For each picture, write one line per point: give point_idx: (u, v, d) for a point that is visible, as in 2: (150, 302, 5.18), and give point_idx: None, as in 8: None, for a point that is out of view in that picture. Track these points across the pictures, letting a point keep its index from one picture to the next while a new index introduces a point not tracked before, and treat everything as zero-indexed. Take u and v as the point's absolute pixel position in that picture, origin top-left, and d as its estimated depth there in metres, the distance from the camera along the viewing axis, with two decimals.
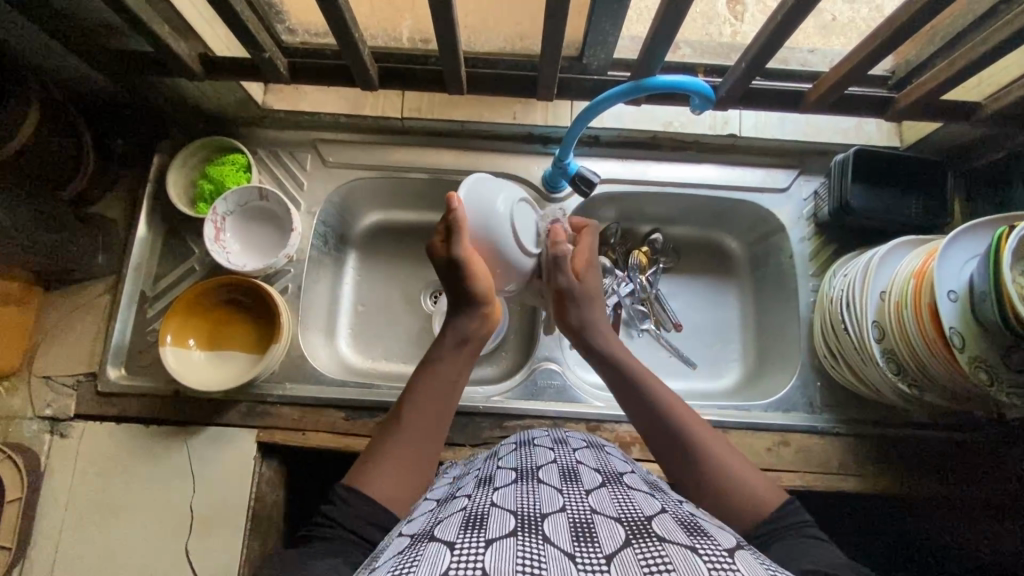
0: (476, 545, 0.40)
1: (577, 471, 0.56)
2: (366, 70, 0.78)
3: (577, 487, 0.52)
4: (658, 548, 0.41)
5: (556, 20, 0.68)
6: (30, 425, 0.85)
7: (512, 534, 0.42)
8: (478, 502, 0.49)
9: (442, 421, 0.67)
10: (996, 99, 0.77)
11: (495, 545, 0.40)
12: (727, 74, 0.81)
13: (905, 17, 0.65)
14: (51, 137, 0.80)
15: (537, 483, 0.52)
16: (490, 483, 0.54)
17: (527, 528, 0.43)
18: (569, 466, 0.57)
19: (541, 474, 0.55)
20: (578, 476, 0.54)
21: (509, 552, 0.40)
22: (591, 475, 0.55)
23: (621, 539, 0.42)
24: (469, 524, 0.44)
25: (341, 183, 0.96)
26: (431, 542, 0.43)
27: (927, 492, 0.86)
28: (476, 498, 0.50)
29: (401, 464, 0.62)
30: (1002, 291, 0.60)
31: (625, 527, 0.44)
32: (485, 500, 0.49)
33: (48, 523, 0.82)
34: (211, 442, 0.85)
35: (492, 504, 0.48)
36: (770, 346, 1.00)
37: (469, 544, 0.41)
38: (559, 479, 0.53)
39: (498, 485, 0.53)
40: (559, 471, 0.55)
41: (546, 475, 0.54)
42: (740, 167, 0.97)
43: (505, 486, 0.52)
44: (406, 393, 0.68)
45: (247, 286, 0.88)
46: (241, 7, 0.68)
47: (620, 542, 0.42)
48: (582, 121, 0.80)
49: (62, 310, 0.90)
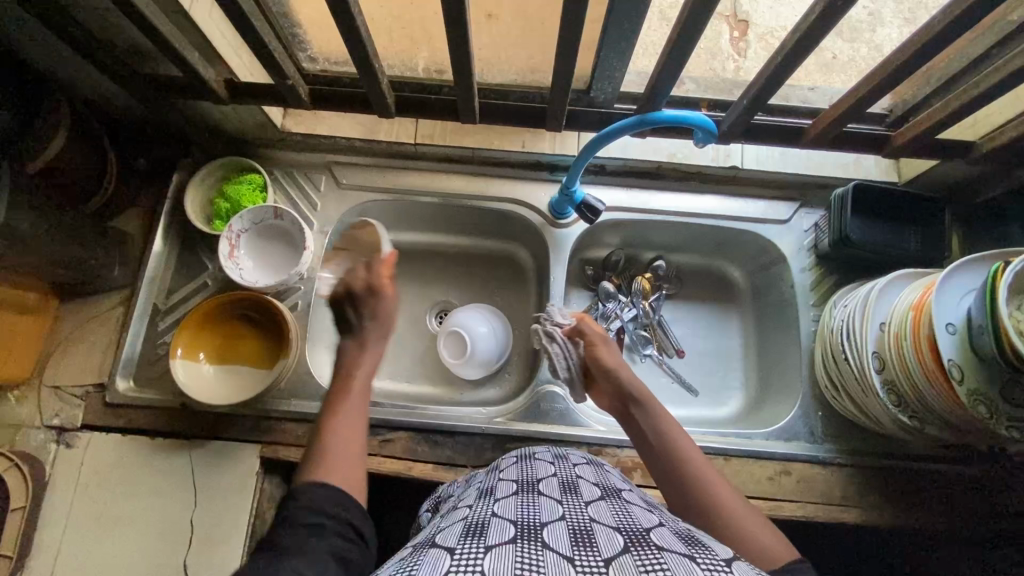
0: (476, 550, 0.41)
1: (576, 484, 0.57)
2: (383, 99, 0.82)
3: (577, 499, 0.53)
4: (656, 556, 0.41)
5: (568, 55, 0.71)
6: (37, 434, 0.86)
7: (512, 541, 0.43)
8: (479, 512, 0.50)
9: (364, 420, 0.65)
10: (990, 139, 0.80)
11: (495, 551, 0.41)
12: (730, 110, 0.84)
13: (900, 61, 0.68)
14: (79, 155, 0.83)
15: (538, 495, 0.53)
16: (491, 494, 0.55)
17: (527, 535, 0.44)
18: (568, 480, 0.58)
19: (542, 486, 0.55)
20: (577, 489, 0.55)
21: (509, 556, 0.40)
22: (590, 488, 0.56)
23: (620, 545, 0.43)
24: (470, 531, 0.45)
25: (354, 205, 0.99)
26: (432, 547, 0.44)
27: (929, 525, 0.85)
28: (477, 508, 0.51)
29: (351, 462, 0.60)
30: (998, 326, 0.61)
31: (623, 535, 0.45)
32: (486, 509, 0.50)
33: (49, 533, 0.82)
34: (215, 456, 0.86)
35: (493, 513, 0.49)
36: (771, 374, 1.01)
37: (470, 550, 0.41)
38: (559, 492, 0.54)
39: (498, 496, 0.54)
40: (559, 484, 0.56)
41: (546, 487, 0.55)
42: (742, 199, 0.99)
43: (506, 497, 0.53)
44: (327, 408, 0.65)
45: (258, 302, 0.90)
46: (269, 38, 0.72)
47: (618, 546, 0.43)
48: (591, 151, 0.83)
49: (76, 321, 0.92)
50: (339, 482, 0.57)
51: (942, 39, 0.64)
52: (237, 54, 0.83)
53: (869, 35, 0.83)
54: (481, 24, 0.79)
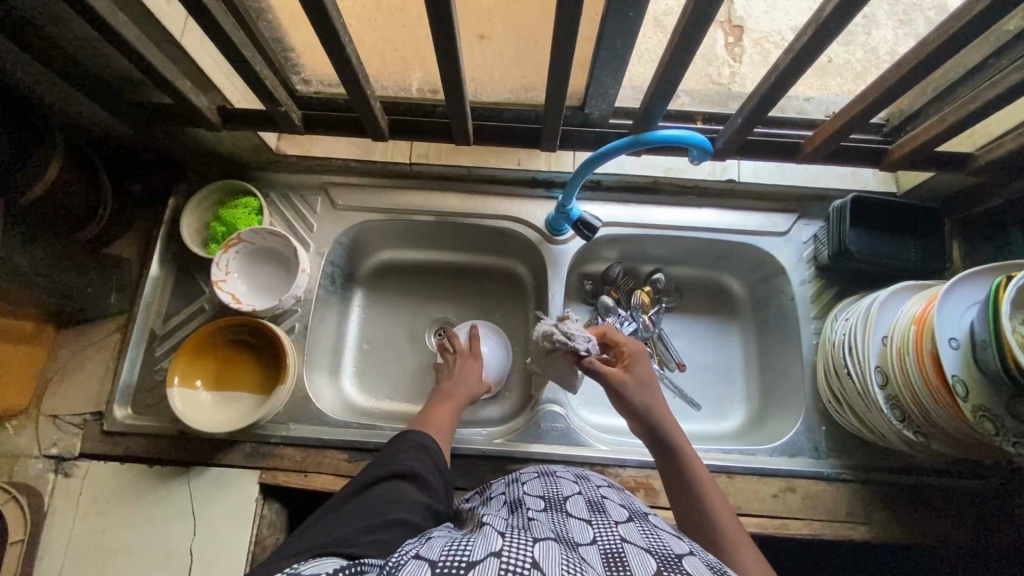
0: (523, 541, 0.43)
1: (604, 504, 0.56)
2: (377, 122, 0.82)
3: (606, 519, 0.52)
4: None
5: (560, 77, 0.71)
6: (35, 464, 0.86)
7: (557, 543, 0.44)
8: (517, 521, 0.51)
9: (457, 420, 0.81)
10: (988, 151, 0.79)
11: (542, 546, 0.43)
12: (725, 126, 0.84)
13: (896, 76, 0.67)
14: (72, 185, 0.83)
15: (567, 515, 0.53)
16: (521, 507, 0.55)
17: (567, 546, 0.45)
18: (595, 499, 0.57)
19: (570, 506, 0.55)
20: (606, 509, 0.55)
21: (554, 555, 0.42)
22: (618, 509, 0.56)
23: (654, 568, 0.43)
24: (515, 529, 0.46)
25: (350, 225, 0.99)
26: (483, 532, 0.46)
27: (939, 541, 0.84)
28: (513, 518, 0.52)
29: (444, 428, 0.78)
30: (1003, 341, 0.61)
31: (655, 558, 0.45)
32: (523, 520, 0.51)
33: (48, 565, 0.81)
34: (215, 483, 0.85)
35: (534, 522, 0.50)
36: (774, 387, 1.00)
37: (519, 538, 0.43)
38: (587, 512, 0.54)
39: (530, 509, 0.54)
40: (587, 504, 0.56)
41: (574, 506, 0.55)
42: (738, 211, 0.99)
43: (537, 512, 0.53)
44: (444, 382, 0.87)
45: (255, 328, 0.89)
46: (261, 66, 0.72)
47: (652, 569, 0.43)
48: (587, 169, 0.83)
49: (73, 349, 0.92)
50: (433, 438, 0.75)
51: (936, 55, 0.63)
52: (230, 79, 0.83)
53: (865, 38, 0.83)
54: (472, 45, 0.79)
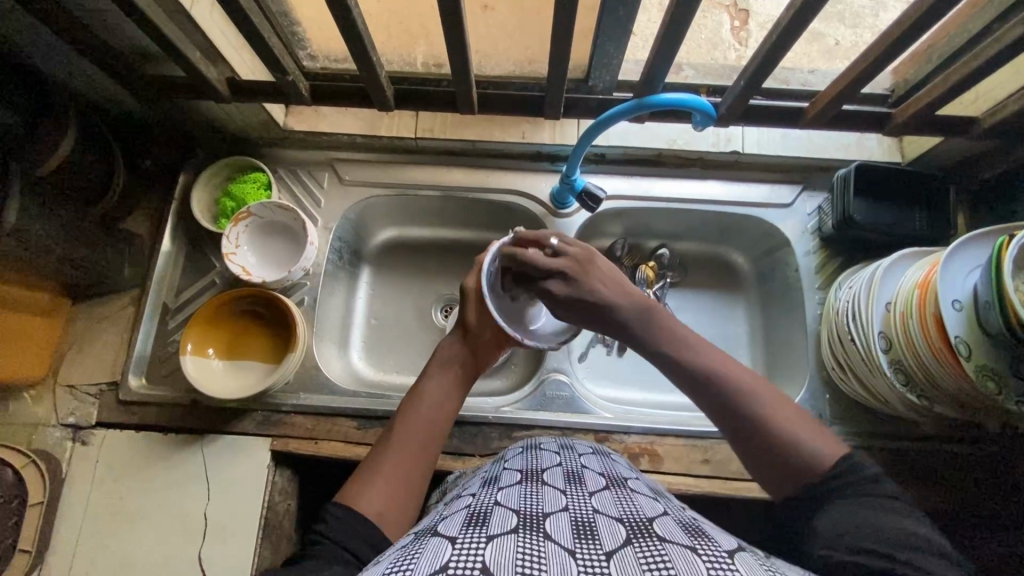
0: (478, 540, 0.43)
1: (581, 474, 0.58)
2: (383, 92, 0.82)
3: (581, 489, 0.54)
4: (658, 547, 0.43)
5: (562, 45, 0.71)
6: (53, 433, 0.88)
7: (513, 531, 0.45)
8: (482, 500, 0.52)
9: (429, 444, 0.66)
10: (993, 113, 0.79)
11: (497, 541, 0.43)
12: (727, 93, 0.84)
13: (897, 35, 0.67)
14: (89, 157, 0.85)
15: (542, 485, 0.54)
16: (495, 483, 0.57)
17: (529, 525, 0.46)
18: (573, 470, 0.59)
19: (546, 476, 0.57)
20: (582, 479, 0.57)
21: (511, 546, 0.42)
22: (595, 478, 0.57)
23: (622, 538, 0.45)
24: (472, 522, 0.47)
25: (357, 200, 1.00)
26: (434, 536, 0.46)
27: (941, 504, 0.85)
28: (481, 497, 0.53)
29: (406, 467, 0.63)
30: (1005, 299, 0.60)
31: (625, 526, 0.47)
32: (489, 499, 0.52)
33: (67, 529, 0.84)
34: (226, 450, 0.87)
35: (497, 503, 0.50)
36: (778, 358, 1.00)
37: (472, 540, 0.43)
38: (563, 482, 0.55)
39: (503, 485, 0.55)
40: (563, 474, 0.57)
41: (551, 476, 0.56)
42: (742, 183, 0.99)
43: (509, 486, 0.54)
44: (409, 401, 0.70)
45: (266, 299, 0.91)
46: (269, 35, 0.73)
47: (620, 539, 0.44)
48: (589, 138, 0.84)
49: (87, 323, 0.94)
50: (375, 500, 0.59)
51: (937, 12, 0.63)
52: (239, 54, 0.85)
53: (873, 20, 0.82)
54: (476, 15, 0.80)
